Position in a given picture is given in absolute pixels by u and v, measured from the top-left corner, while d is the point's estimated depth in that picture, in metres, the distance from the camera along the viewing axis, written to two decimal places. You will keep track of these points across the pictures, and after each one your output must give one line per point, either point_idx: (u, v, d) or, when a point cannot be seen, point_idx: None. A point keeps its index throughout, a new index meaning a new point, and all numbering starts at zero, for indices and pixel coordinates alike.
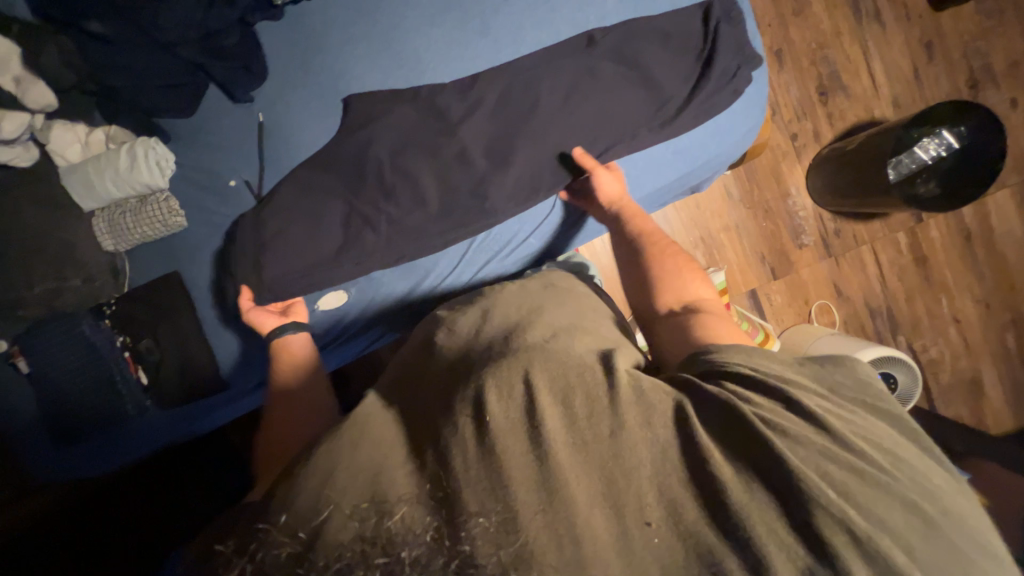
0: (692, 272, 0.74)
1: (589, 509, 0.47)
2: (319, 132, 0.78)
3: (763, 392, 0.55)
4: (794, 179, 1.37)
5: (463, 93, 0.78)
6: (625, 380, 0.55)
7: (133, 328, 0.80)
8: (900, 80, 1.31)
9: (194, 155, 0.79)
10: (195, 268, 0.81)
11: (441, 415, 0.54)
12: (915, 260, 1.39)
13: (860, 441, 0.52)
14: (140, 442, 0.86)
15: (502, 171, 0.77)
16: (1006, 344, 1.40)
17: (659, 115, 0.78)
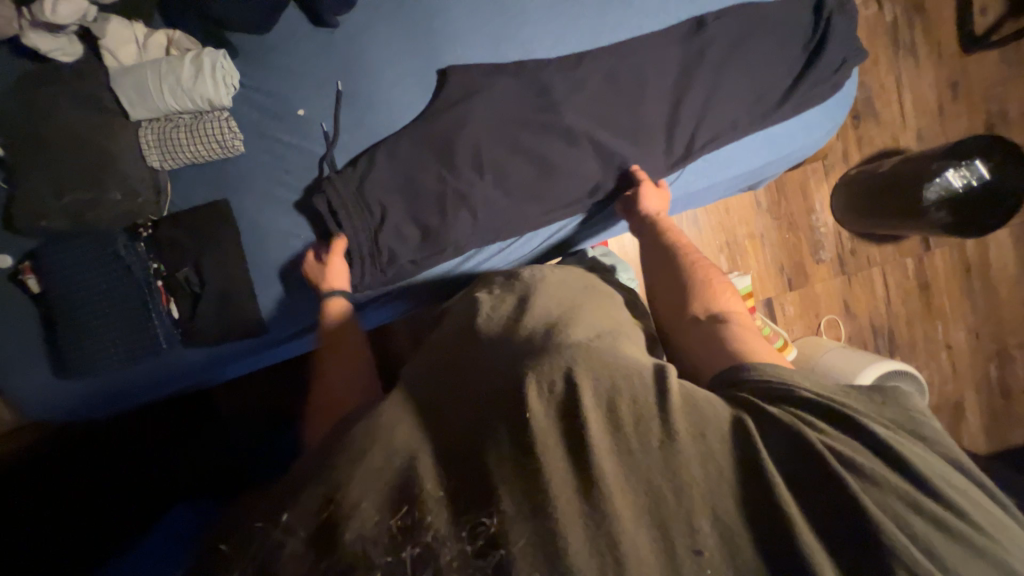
0: (720, 288, 0.71)
1: (634, 526, 0.42)
2: (415, 83, 0.77)
3: (829, 420, 0.50)
4: (820, 195, 1.43)
5: (568, 66, 0.79)
6: (676, 390, 0.49)
7: (172, 254, 0.73)
8: (925, 114, 1.39)
9: (262, 75, 0.74)
10: (246, 198, 0.75)
11: (510, 391, 0.48)
12: (918, 285, 1.47)
13: (944, 487, 0.46)
14: (151, 388, 0.79)
15: (600, 148, 0.79)
16: (988, 372, 1.50)
17: (759, 108, 0.80)
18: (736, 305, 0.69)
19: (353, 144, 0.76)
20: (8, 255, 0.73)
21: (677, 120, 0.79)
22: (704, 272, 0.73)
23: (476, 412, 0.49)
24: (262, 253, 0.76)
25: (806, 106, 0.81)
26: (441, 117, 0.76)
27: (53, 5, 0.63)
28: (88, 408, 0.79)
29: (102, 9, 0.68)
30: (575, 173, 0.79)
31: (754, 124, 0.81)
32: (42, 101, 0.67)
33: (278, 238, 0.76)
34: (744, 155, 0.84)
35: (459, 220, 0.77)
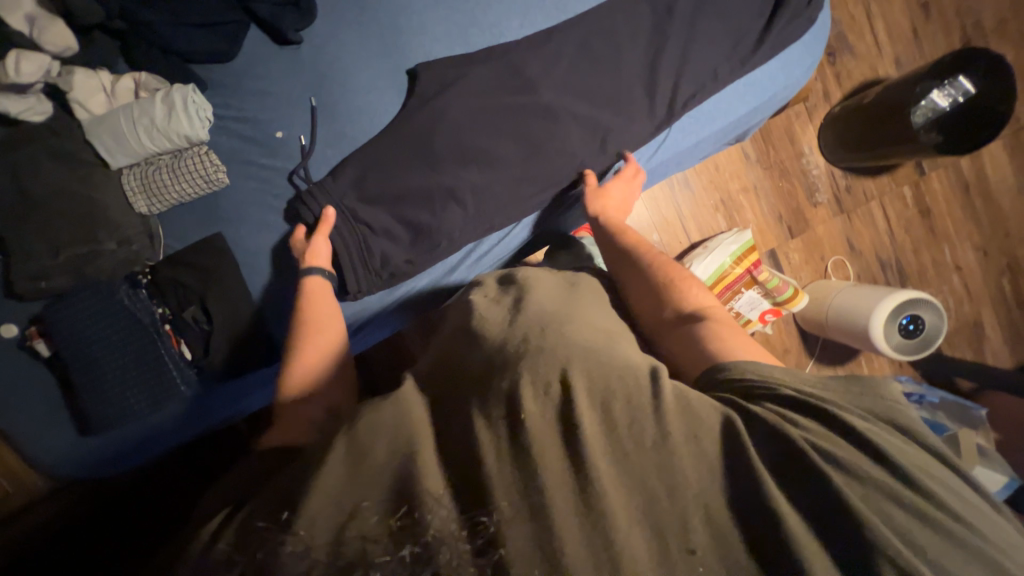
0: (690, 293, 0.70)
1: (628, 525, 0.41)
2: (389, 87, 0.76)
3: (811, 416, 0.50)
4: (808, 138, 1.42)
5: (537, 44, 0.78)
6: (670, 393, 0.49)
7: (175, 296, 0.73)
8: (901, 39, 1.37)
9: (235, 104, 0.73)
10: (240, 231, 0.75)
11: (505, 389, 0.48)
12: (920, 212, 1.46)
13: (928, 479, 0.44)
14: (155, 438, 0.78)
15: (580, 122, 0.78)
16: (1003, 287, 1.49)
17: (735, 56, 0.80)
18: (711, 303, 0.69)
19: (335, 157, 0.75)
20: (14, 323, 0.74)
21: (654, 81, 0.79)
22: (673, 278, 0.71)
23: (471, 422, 0.46)
24: (269, 282, 0.76)
25: (780, 47, 0.80)
26: (418, 115, 0.75)
27: (15, 64, 0.62)
28: (102, 461, 0.78)
29: (65, 63, 0.68)
30: (560, 153, 0.79)
31: (732, 73, 0.80)
32: (20, 163, 0.67)
33: (279, 265, 0.76)
34: (727, 107, 0.83)
35: (453, 216, 0.77)
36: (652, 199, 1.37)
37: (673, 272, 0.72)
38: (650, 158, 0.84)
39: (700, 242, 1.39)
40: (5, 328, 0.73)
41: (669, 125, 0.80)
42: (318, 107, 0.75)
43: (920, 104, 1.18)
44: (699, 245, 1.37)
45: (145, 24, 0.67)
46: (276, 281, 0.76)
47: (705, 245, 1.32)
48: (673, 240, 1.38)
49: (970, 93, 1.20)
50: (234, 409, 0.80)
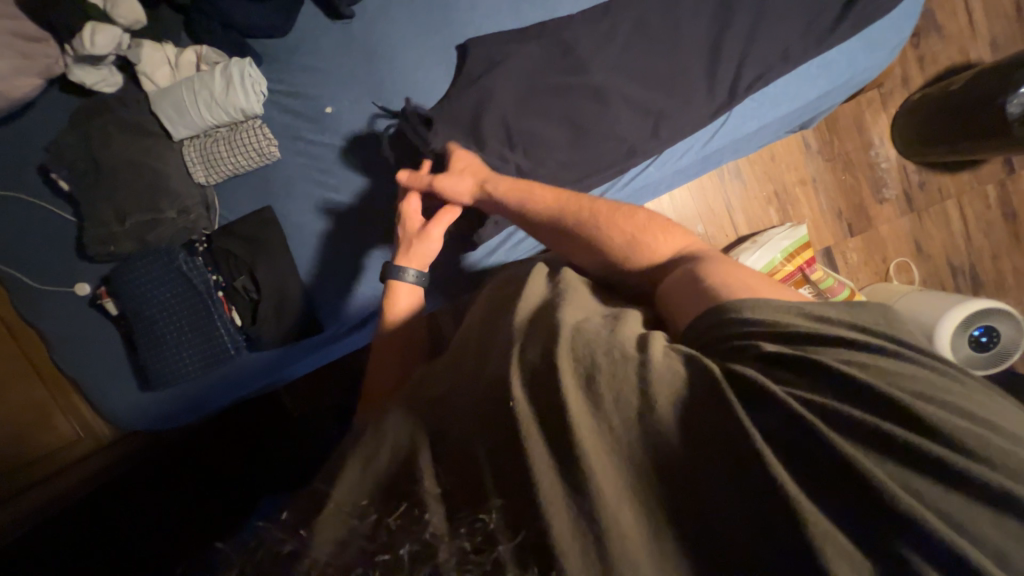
0: (662, 233, 0.64)
1: (616, 501, 0.38)
2: (439, 64, 0.75)
3: (806, 372, 0.43)
4: (878, 128, 1.31)
5: (591, 19, 0.75)
6: (656, 358, 0.46)
7: (226, 265, 0.76)
8: (1000, 19, 1.23)
9: (287, 78, 0.75)
10: (290, 203, 0.77)
11: (502, 374, 0.46)
12: (1004, 214, 1.32)
13: (945, 423, 0.39)
14: (186, 407, 0.83)
15: (632, 102, 0.74)
16: None
17: (808, 36, 0.74)
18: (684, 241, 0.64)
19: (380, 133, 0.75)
20: (87, 282, 0.79)
21: (715, 61, 0.74)
22: (642, 216, 0.65)
23: (476, 408, 0.45)
24: (308, 253, 0.78)
25: (863, 24, 0.74)
26: (466, 92, 0.74)
27: (91, 37, 0.65)
28: (145, 420, 0.83)
29: (135, 36, 0.71)
30: (611, 136, 0.75)
31: (803, 55, 0.74)
32: (95, 133, 0.71)
33: (325, 238, 0.78)
34: (798, 91, 0.76)
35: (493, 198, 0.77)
36: (700, 189, 1.30)
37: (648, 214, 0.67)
38: (707, 144, 0.78)
39: (748, 236, 1.32)
40: (79, 286, 0.79)
41: (730, 109, 0.75)
42: (367, 83, 0.75)
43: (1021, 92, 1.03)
44: (747, 239, 1.30)
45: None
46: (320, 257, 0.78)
47: (755, 239, 1.25)
48: (719, 233, 1.32)
49: None
50: (267, 377, 0.83)
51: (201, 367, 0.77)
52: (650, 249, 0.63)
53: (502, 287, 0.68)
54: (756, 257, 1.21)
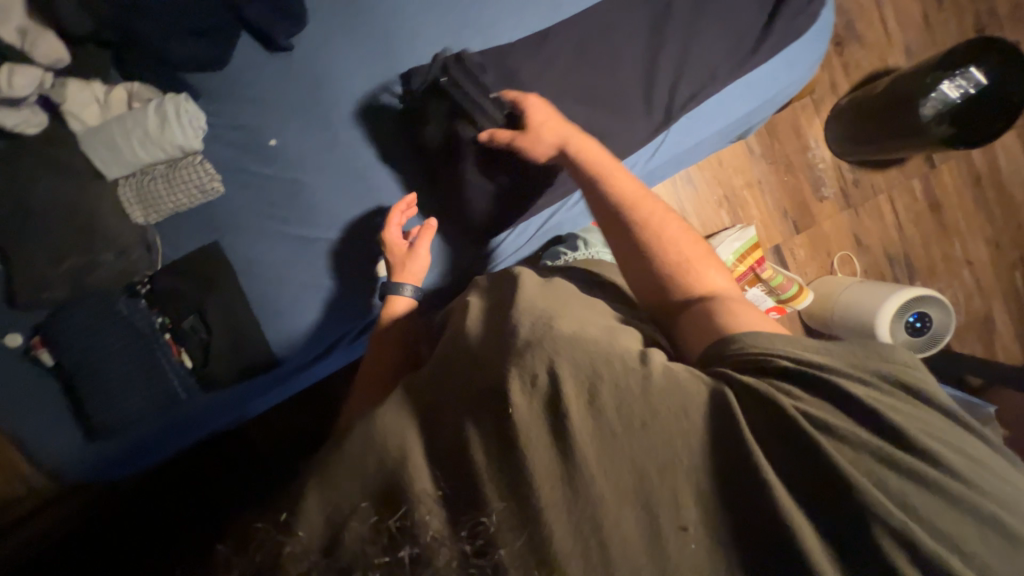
0: (702, 264, 0.66)
1: (618, 505, 0.43)
2: (379, 94, 0.76)
3: (813, 391, 0.49)
4: (814, 131, 1.39)
5: (531, 45, 0.77)
6: (659, 373, 0.48)
7: (171, 305, 0.73)
8: (911, 27, 1.33)
9: (229, 112, 0.73)
10: (237, 237, 0.75)
11: (496, 387, 0.48)
12: (930, 206, 1.42)
13: (919, 434, 0.46)
14: (151, 445, 0.79)
15: (575, 124, 0.77)
16: (1016, 283, 1.45)
17: (735, 56, 0.78)
18: (719, 280, 0.65)
19: (329, 162, 0.75)
20: (19, 332, 0.75)
21: (652, 81, 0.77)
22: (682, 245, 0.67)
23: (460, 420, 0.48)
24: (277, 283, 0.76)
25: (781, 45, 0.79)
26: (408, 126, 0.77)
27: (8, 78, 0.62)
28: (111, 464, 0.79)
29: (59, 74, 0.68)
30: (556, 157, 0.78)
31: (733, 74, 0.78)
32: (18, 177, 0.67)
33: (289, 258, 0.76)
34: (731, 108, 0.81)
35: (455, 218, 0.81)
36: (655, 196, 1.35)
37: (689, 237, 0.68)
38: (649, 160, 0.81)
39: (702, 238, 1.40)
40: (11, 338, 0.75)
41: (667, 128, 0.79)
42: (312, 113, 0.74)
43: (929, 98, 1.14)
44: None
45: (137, 34, 0.66)
46: (287, 275, 0.76)
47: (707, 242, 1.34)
48: None
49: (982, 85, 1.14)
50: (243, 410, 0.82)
51: (157, 407, 0.74)
52: (685, 277, 0.64)
53: (489, 279, 0.70)
54: None
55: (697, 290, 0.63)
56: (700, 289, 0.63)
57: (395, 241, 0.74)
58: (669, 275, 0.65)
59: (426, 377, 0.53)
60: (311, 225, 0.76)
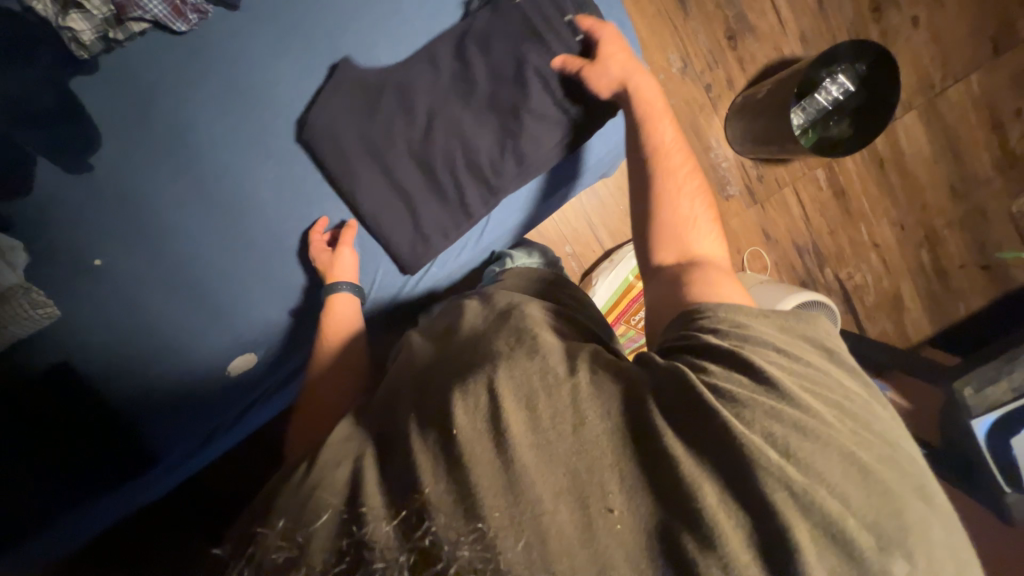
0: (705, 223, 0.81)
1: (553, 501, 0.52)
2: (184, 196, 0.81)
3: (722, 362, 0.61)
4: (714, 131, 1.35)
5: (376, 120, 0.86)
6: (587, 379, 0.59)
7: (43, 425, 0.76)
8: (804, 12, 1.29)
9: (69, 235, 0.77)
10: (88, 350, 0.78)
11: (444, 415, 0.58)
12: (834, 194, 1.43)
13: (807, 399, 0.58)
14: (103, 516, 0.82)
15: (436, 186, 0.89)
16: (923, 261, 1.48)
17: (555, 117, 0.88)
18: (710, 245, 0.80)
19: (177, 254, 0.81)
20: None
21: (491, 143, 0.88)
22: (688, 207, 0.82)
23: (408, 446, 0.57)
24: (160, 369, 0.81)
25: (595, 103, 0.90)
26: (251, 206, 0.84)
27: None
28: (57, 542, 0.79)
29: None
30: (429, 216, 0.89)
31: (559, 132, 0.89)
32: None
33: (148, 352, 0.81)
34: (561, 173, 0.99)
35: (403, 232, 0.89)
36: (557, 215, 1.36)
37: (696, 197, 0.83)
38: (503, 219, 0.98)
39: (612, 249, 1.42)
40: None
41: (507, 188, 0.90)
42: (148, 214, 0.80)
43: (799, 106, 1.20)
44: (609, 254, 1.40)
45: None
46: (156, 369, 0.81)
47: (614, 256, 1.38)
48: (585, 250, 1.41)
49: (852, 91, 1.18)
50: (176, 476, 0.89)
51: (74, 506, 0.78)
52: (677, 239, 0.80)
53: (434, 328, 0.84)
54: (615, 274, 1.36)
55: (689, 249, 0.79)
56: (692, 248, 0.79)
57: (317, 245, 0.85)
58: (677, 229, 0.81)
59: (370, 425, 0.65)
60: (175, 319, 0.82)
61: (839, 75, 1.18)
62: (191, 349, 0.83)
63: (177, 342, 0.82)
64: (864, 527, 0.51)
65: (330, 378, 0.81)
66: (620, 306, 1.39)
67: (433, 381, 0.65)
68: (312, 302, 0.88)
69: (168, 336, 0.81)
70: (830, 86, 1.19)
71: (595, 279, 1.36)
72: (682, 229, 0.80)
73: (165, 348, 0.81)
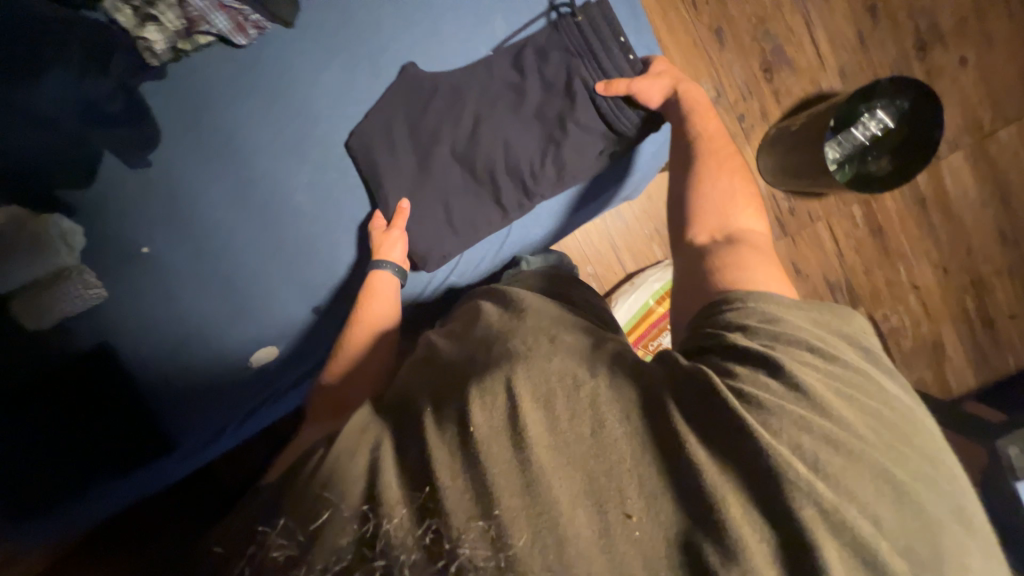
0: (745, 204, 0.80)
1: (571, 505, 0.51)
2: (227, 192, 0.87)
3: (750, 363, 0.59)
4: (746, 161, 1.34)
5: (418, 129, 0.93)
6: (606, 381, 0.58)
7: (75, 402, 0.80)
8: (845, 48, 1.28)
9: (114, 224, 0.83)
10: (123, 332, 0.83)
11: (461, 412, 0.57)
12: (871, 232, 1.38)
13: (842, 412, 0.55)
14: (118, 499, 0.86)
15: (466, 191, 0.94)
16: (967, 307, 1.39)
17: (583, 138, 0.92)
18: (751, 222, 0.79)
19: (213, 248, 0.86)
20: None
21: (523, 154, 0.93)
22: (732, 189, 0.81)
23: (421, 443, 0.56)
24: (186, 354, 0.86)
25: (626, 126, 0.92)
26: (285, 206, 0.89)
27: None
28: (72, 520, 0.83)
29: None
30: (458, 217, 0.93)
31: (586, 154, 0.92)
32: None
33: (177, 336, 0.85)
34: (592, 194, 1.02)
35: (439, 228, 0.93)
36: (581, 234, 1.38)
37: (738, 182, 0.82)
38: (530, 226, 1.01)
39: (634, 273, 1.41)
40: None
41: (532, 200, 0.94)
42: (190, 210, 0.85)
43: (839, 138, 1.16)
44: (631, 277, 1.39)
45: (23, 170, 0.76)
46: (192, 354, 0.86)
47: (636, 279, 1.37)
48: (607, 272, 1.41)
49: (891, 127, 1.16)
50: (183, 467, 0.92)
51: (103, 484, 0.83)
52: (716, 217, 0.79)
53: (452, 326, 0.82)
54: (636, 297, 1.35)
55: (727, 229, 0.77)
56: (730, 227, 0.77)
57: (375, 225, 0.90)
58: (717, 208, 0.80)
59: (384, 417, 0.63)
60: (204, 308, 0.86)
61: (879, 110, 1.15)
62: (216, 341, 0.87)
63: (202, 330, 0.86)
64: (898, 551, 0.49)
65: (357, 370, 0.80)
66: (639, 329, 1.37)
67: (445, 382, 0.64)
68: (338, 298, 0.92)
69: (195, 324, 0.86)
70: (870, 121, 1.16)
71: (615, 301, 1.35)
72: (722, 211, 0.80)
73: (195, 334, 0.86)
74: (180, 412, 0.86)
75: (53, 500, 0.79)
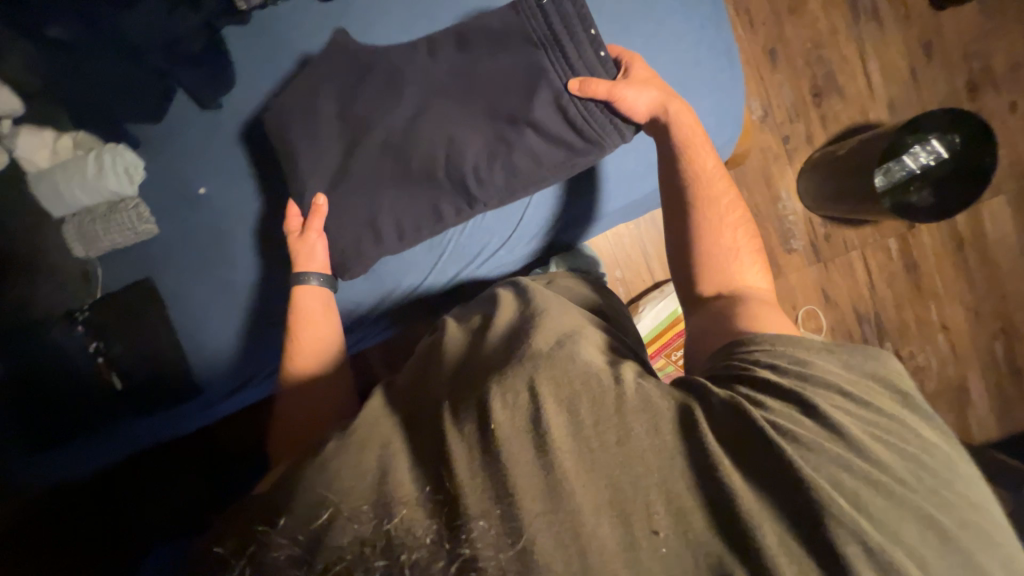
0: (749, 257, 0.80)
1: (595, 516, 0.48)
2: (235, 156, 0.86)
3: (780, 398, 0.57)
4: (786, 182, 1.34)
5: (354, 110, 0.84)
6: (632, 390, 0.55)
7: (108, 332, 0.80)
8: (896, 82, 1.29)
9: (175, 162, 0.85)
10: (171, 270, 0.84)
11: (480, 408, 0.54)
12: (905, 266, 1.37)
13: (880, 453, 0.53)
14: (122, 439, 0.83)
15: (398, 188, 0.85)
16: (995, 354, 1.37)
17: (543, 139, 0.83)
18: (755, 277, 0.79)
19: (233, 205, 0.86)
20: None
21: (467, 152, 0.84)
22: (734, 239, 0.80)
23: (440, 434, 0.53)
24: (221, 301, 0.85)
25: (598, 129, 0.82)
26: (286, 172, 0.86)
27: None
28: (73, 458, 0.80)
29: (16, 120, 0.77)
30: (393, 214, 0.85)
31: (548, 156, 0.84)
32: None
33: (208, 287, 0.85)
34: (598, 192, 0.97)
35: (358, 226, 0.85)
36: (615, 236, 1.38)
37: (741, 230, 0.81)
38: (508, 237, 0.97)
39: (663, 281, 1.41)
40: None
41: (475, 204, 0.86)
42: (258, 153, 0.87)
43: (889, 166, 1.16)
44: (660, 285, 1.39)
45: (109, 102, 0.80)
46: (227, 308, 0.85)
47: (665, 287, 1.37)
48: (635, 277, 1.40)
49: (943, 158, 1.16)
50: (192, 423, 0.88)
51: (123, 414, 0.82)
52: (722, 271, 0.79)
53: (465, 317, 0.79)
54: (664, 305, 1.35)
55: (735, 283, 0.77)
56: (737, 281, 0.77)
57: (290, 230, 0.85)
58: (722, 259, 0.79)
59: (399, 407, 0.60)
60: (216, 265, 0.85)
61: (931, 140, 1.15)
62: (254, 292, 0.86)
63: (218, 286, 0.85)
64: None
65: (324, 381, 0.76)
66: (662, 338, 1.36)
67: (462, 374, 0.62)
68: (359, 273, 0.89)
69: (213, 279, 0.85)
70: (922, 150, 1.15)
71: (642, 306, 1.34)
72: (727, 262, 0.79)
73: (224, 288, 0.85)
74: (199, 368, 0.85)
75: (58, 435, 0.79)
